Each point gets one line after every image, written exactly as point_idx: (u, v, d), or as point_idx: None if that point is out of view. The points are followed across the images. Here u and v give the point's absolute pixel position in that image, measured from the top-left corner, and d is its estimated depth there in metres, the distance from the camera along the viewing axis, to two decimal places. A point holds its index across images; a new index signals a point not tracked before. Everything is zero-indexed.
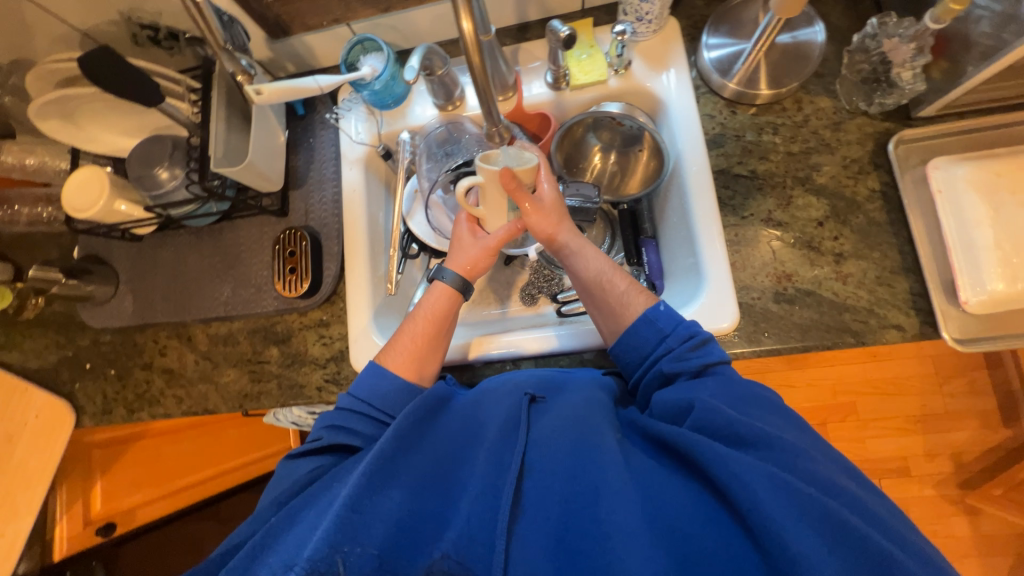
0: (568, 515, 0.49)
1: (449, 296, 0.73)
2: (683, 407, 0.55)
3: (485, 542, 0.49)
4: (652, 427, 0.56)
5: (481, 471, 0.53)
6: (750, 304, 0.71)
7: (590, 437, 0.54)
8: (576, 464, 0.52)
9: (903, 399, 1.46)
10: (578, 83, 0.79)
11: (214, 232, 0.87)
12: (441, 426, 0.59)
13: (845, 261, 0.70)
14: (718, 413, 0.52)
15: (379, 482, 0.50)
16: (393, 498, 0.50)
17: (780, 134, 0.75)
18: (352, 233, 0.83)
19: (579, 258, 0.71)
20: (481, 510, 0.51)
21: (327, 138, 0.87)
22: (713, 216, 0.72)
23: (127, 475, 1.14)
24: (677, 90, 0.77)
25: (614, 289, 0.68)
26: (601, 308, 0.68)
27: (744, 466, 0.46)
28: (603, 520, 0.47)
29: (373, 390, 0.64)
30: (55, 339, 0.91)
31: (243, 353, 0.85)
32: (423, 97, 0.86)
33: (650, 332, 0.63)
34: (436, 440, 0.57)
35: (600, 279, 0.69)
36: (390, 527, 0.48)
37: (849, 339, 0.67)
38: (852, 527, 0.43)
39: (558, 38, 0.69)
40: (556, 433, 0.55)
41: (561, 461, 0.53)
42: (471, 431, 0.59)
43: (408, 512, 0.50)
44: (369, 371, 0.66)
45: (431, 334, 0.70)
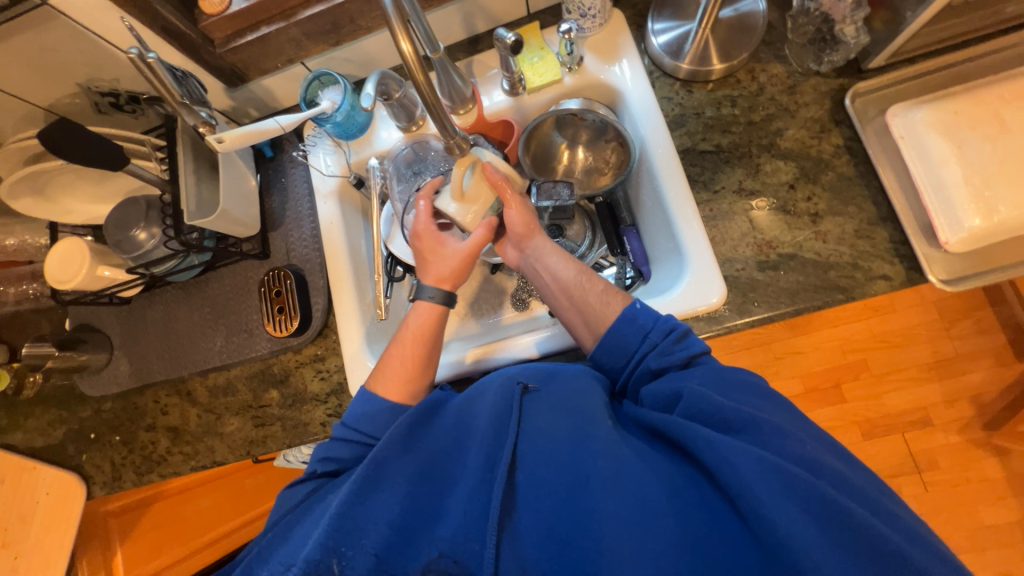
0: (558, 507, 0.49)
1: (432, 312, 0.72)
2: (672, 397, 0.55)
3: (477, 540, 0.49)
4: (644, 415, 0.55)
5: (472, 465, 0.53)
6: (735, 276, 0.71)
7: (586, 426, 0.53)
8: (572, 454, 0.51)
9: (912, 349, 1.45)
10: (533, 86, 0.80)
11: (200, 284, 0.88)
12: (433, 427, 0.58)
13: (822, 219, 0.70)
14: (708, 400, 0.51)
15: (369, 488, 0.51)
16: (387, 499, 0.51)
17: (738, 106, 0.75)
18: (335, 265, 0.83)
19: (556, 262, 0.72)
20: (471, 507, 0.50)
21: (299, 175, 0.88)
22: (685, 193, 0.72)
23: (146, 540, 1.15)
24: (631, 79, 0.78)
25: (594, 288, 0.68)
26: (582, 310, 0.68)
27: (734, 451, 0.45)
28: (594, 508, 0.47)
29: (363, 416, 0.64)
30: (58, 414, 0.91)
31: (244, 400, 0.85)
32: (386, 121, 0.87)
33: (632, 330, 0.62)
34: (426, 447, 0.56)
35: (580, 279, 0.69)
36: (383, 529, 0.49)
37: (839, 296, 0.67)
38: (844, 508, 0.42)
39: (505, 45, 0.69)
40: (550, 424, 0.54)
41: (551, 450, 0.52)
42: (461, 427, 0.57)
43: (400, 513, 0.50)
44: (359, 400, 0.66)
45: (420, 356, 0.69)
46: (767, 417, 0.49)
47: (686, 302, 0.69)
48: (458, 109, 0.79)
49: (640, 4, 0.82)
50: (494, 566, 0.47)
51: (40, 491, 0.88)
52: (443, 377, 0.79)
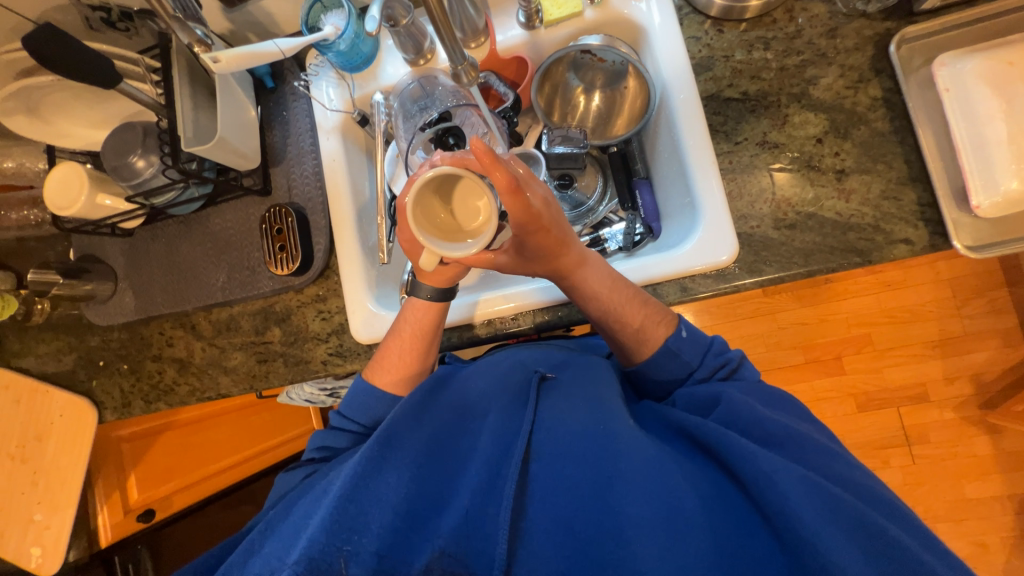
0: (580, 507, 0.49)
1: (427, 310, 0.68)
2: (710, 401, 0.56)
3: (490, 528, 0.49)
4: (671, 415, 0.56)
5: (484, 453, 0.53)
6: (749, 233, 0.68)
7: (607, 423, 0.53)
8: (593, 452, 0.51)
9: (920, 326, 1.44)
10: (551, 18, 0.74)
11: (201, 219, 0.86)
12: (442, 409, 0.58)
13: (847, 176, 0.66)
14: (748, 410, 0.52)
15: (379, 465, 0.51)
16: (391, 482, 0.50)
17: (771, 50, 0.69)
18: (337, 205, 0.81)
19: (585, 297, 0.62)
20: (481, 502, 0.50)
21: (300, 109, 0.84)
22: (705, 146, 0.68)
23: (158, 464, 1.13)
24: (658, 15, 0.72)
25: (626, 328, 0.62)
26: (614, 340, 0.64)
27: (776, 466, 0.45)
28: (618, 511, 0.47)
29: (365, 409, 0.66)
30: (67, 342, 0.93)
31: (247, 336, 0.86)
32: (393, 54, 0.82)
33: (676, 364, 0.61)
34: (437, 430, 0.56)
35: (609, 320, 0.62)
36: (388, 514, 0.48)
37: (855, 259, 0.65)
38: (886, 534, 0.42)
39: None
40: (570, 418, 0.55)
41: (570, 442, 0.52)
42: (471, 411, 0.58)
43: (406, 496, 0.50)
44: (359, 391, 0.67)
45: (419, 350, 0.68)
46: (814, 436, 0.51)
47: (696, 258, 0.67)
48: (470, 43, 0.75)
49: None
50: (504, 564, 0.47)
51: (54, 413, 0.91)
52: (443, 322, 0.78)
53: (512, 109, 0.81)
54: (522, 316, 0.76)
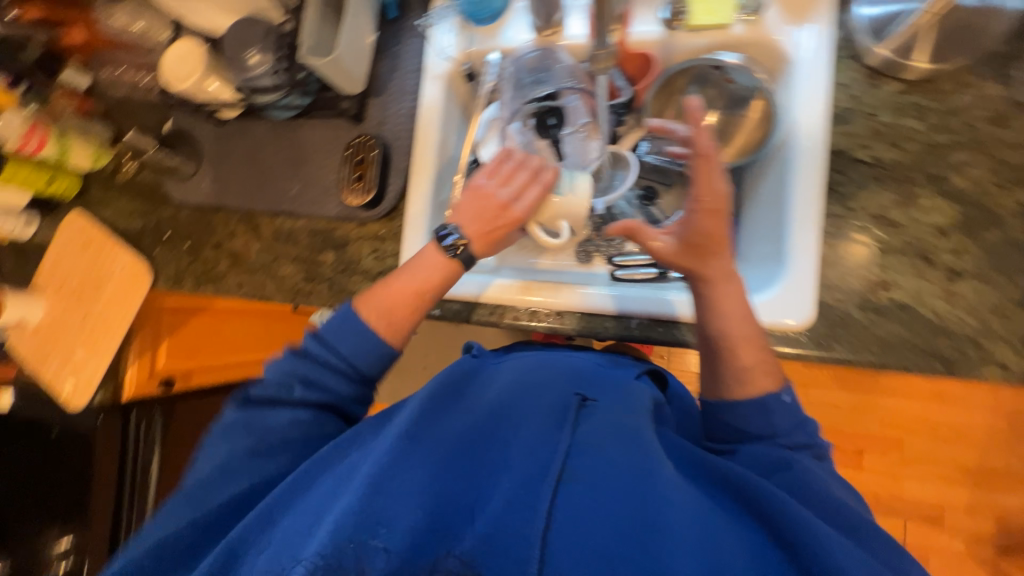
0: (625, 556, 0.42)
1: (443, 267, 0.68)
2: (780, 463, 0.55)
3: (517, 553, 0.42)
4: (709, 460, 0.53)
5: (514, 463, 0.49)
6: (830, 304, 0.64)
7: (646, 461, 0.50)
8: (633, 490, 0.47)
9: (956, 450, 1.35)
10: (698, 23, 0.69)
11: (291, 128, 0.88)
12: (473, 408, 0.56)
13: (960, 278, 0.60)
14: (818, 488, 0.51)
15: (405, 458, 0.48)
16: (416, 478, 0.47)
17: (923, 121, 0.64)
18: (421, 152, 0.81)
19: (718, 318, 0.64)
20: (508, 520, 0.44)
21: (414, 48, 0.83)
22: (816, 202, 0.64)
23: (185, 341, 1.19)
24: (811, 50, 0.67)
25: (736, 362, 0.62)
26: (713, 374, 0.64)
27: (832, 541, 0.43)
28: (667, 564, 0.41)
29: (352, 344, 0.62)
30: (142, 207, 0.99)
31: (301, 252, 0.88)
32: (521, 19, 0.80)
33: (762, 421, 0.59)
34: (467, 430, 0.53)
35: (722, 348, 0.63)
36: (411, 516, 0.44)
37: (938, 366, 0.60)
38: None
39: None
40: (607, 446, 0.51)
41: (608, 475, 0.48)
42: (505, 412, 0.56)
43: (429, 496, 0.46)
44: (350, 325, 0.63)
45: (419, 301, 0.67)
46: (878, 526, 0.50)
47: (763, 313, 0.65)
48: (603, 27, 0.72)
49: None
50: None
51: (115, 266, 0.98)
52: (490, 300, 0.80)
53: (623, 105, 0.80)
54: (567, 314, 0.79)
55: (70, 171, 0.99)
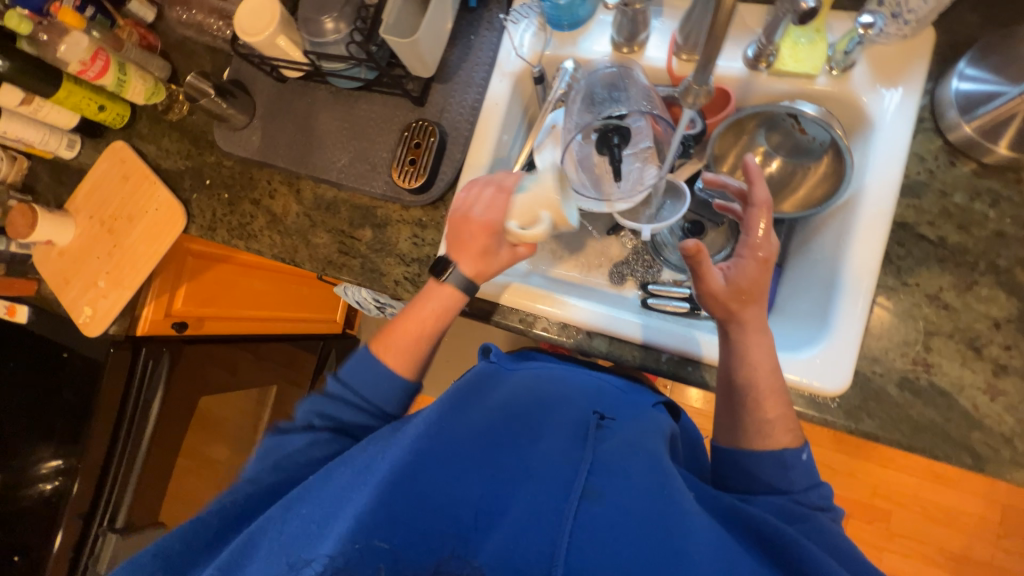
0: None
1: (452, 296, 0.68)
2: (795, 513, 0.55)
3: (533, 561, 0.44)
4: (735, 504, 0.52)
5: (536, 473, 0.51)
6: (867, 376, 0.63)
7: (668, 487, 0.50)
8: (653, 514, 0.47)
9: (944, 532, 1.34)
10: (782, 68, 0.68)
11: (351, 98, 0.88)
12: (500, 412, 0.59)
13: (1005, 375, 0.59)
14: (833, 539, 0.52)
15: (430, 455, 0.51)
16: (439, 475, 0.50)
17: (996, 208, 0.62)
18: (478, 148, 0.80)
19: (741, 362, 0.63)
20: (527, 528, 0.46)
21: (488, 41, 0.82)
22: (871, 272, 0.63)
23: (204, 288, 1.19)
24: (896, 116, 0.65)
25: (759, 413, 0.61)
26: (732, 417, 0.64)
27: None
28: None
29: (370, 386, 0.63)
30: (188, 149, 0.99)
31: (340, 224, 0.87)
32: (602, 29, 0.78)
33: (778, 473, 0.59)
34: (492, 433, 0.55)
35: (747, 397, 0.61)
36: (431, 510, 0.48)
37: (966, 459, 0.59)
38: None
39: (795, 10, 0.56)
40: (628, 466, 0.52)
41: (627, 495, 0.49)
42: (527, 424, 0.58)
43: (451, 494, 0.49)
44: (366, 365, 0.65)
45: (428, 332, 0.67)
46: None
47: (799, 374, 0.64)
48: (685, 54, 0.72)
49: (972, 28, 0.65)
50: None
51: (151, 204, 0.97)
52: (518, 305, 0.78)
53: (693, 138, 0.78)
54: (597, 335, 0.78)
55: (122, 101, 0.99)
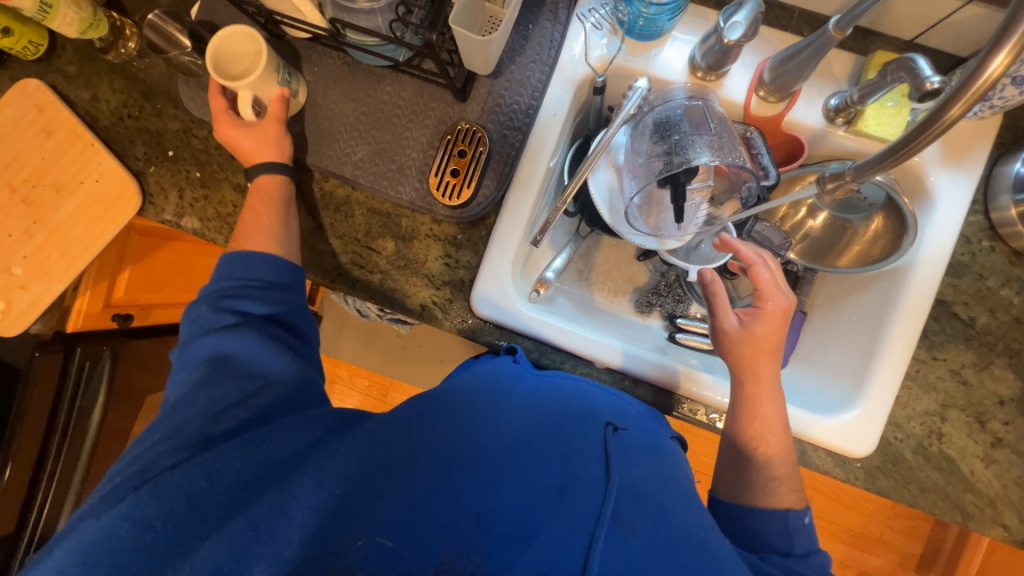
0: None
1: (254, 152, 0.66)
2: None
3: None
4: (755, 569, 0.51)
5: (563, 494, 0.45)
6: (888, 440, 0.68)
7: (697, 529, 0.46)
8: (682, 554, 0.43)
9: (850, 515, 1.57)
10: (863, 130, 0.65)
11: (373, 77, 0.73)
12: (526, 417, 0.53)
13: (1000, 447, 0.67)
14: None
15: (449, 468, 0.46)
16: (458, 487, 0.44)
17: (1020, 296, 0.67)
18: (529, 164, 0.70)
19: (749, 418, 0.62)
20: (549, 554, 0.40)
21: (549, 36, 0.71)
22: (908, 345, 0.66)
23: (152, 271, 0.99)
24: (955, 196, 0.66)
25: (766, 471, 0.60)
26: (733, 467, 0.62)
27: None
28: None
29: (239, 270, 0.59)
30: (138, 104, 0.77)
31: (353, 230, 0.74)
32: (680, 45, 0.70)
33: (779, 538, 0.56)
34: (517, 440, 0.49)
35: (755, 450, 0.61)
36: (443, 518, 0.43)
37: (957, 516, 0.67)
38: None
39: (917, 87, 0.52)
40: (656, 497, 0.47)
41: (657, 534, 0.43)
42: (552, 432, 0.51)
43: (465, 505, 0.44)
44: (245, 262, 0.60)
45: (259, 211, 0.65)
46: None
47: (834, 437, 0.67)
48: (765, 93, 0.67)
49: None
50: None
51: (88, 175, 0.75)
52: (560, 345, 0.72)
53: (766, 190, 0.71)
54: (641, 384, 0.74)
55: (36, 23, 0.74)
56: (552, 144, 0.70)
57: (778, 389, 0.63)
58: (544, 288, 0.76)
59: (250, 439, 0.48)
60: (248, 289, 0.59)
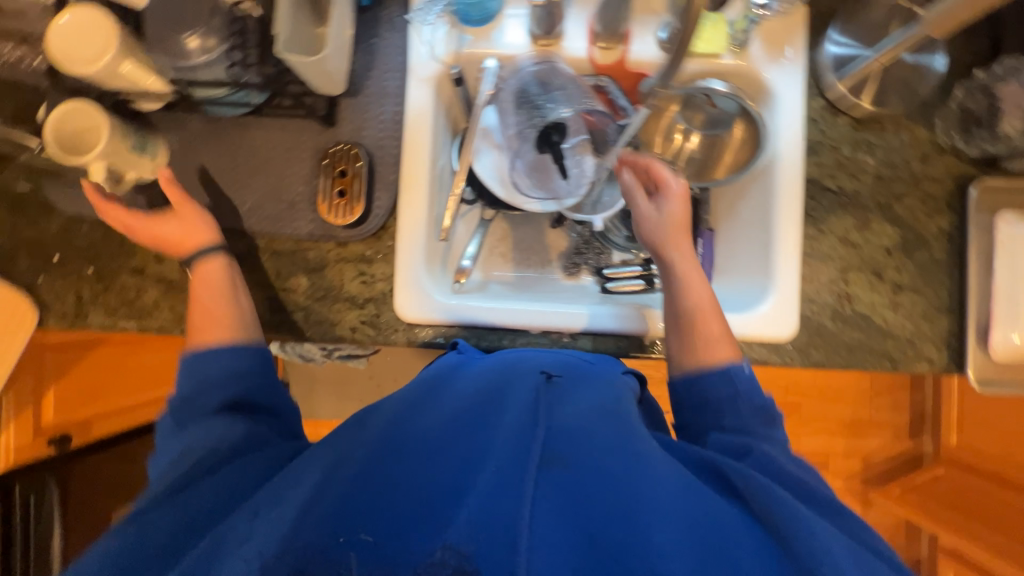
0: (600, 521, 0.42)
1: (193, 229, 0.67)
2: (739, 450, 0.53)
3: (498, 531, 0.40)
4: (698, 450, 0.52)
5: (498, 443, 0.47)
6: (809, 316, 0.73)
7: (628, 437, 0.49)
8: (615, 463, 0.46)
9: (838, 407, 1.65)
10: (696, 50, 0.73)
11: (238, 126, 0.73)
12: (460, 395, 0.55)
13: (901, 291, 0.73)
14: (780, 470, 0.50)
15: (389, 457, 0.47)
16: (399, 471, 0.46)
17: (873, 156, 0.74)
18: (413, 165, 0.73)
19: (681, 291, 0.65)
20: (491, 497, 0.42)
21: (394, 43, 0.74)
22: (795, 226, 0.72)
23: (82, 384, 0.96)
24: (790, 85, 0.73)
25: (706, 329, 0.62)
26: (680, 336, 0.64)
27: (825, 537, 0.42)
28: (643, 534, 0.41)
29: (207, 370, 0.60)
30: (10, 219, 0.74)
31: (263, 276, 0.74)
32: (516, 20, 0.75)
33: (725, 385, 0.58)
34: (452, 417, 0.52)
35: (693, 312, 0.63)
36: (389, 499, 0.43)
37: (886, 364, 0.72)
38: None
39: None
40: (589, 423, 0.50)
41: (592, 454, 0.46)
42: (491, 398, 0.53)
43: (407, 483, 0.45)
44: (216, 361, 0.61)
45: (226, 300, 0.65)
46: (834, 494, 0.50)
47: (760, 328, 0.71)
48: (604, 42, 0.73)
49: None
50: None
51: None
52: (495, 324, 0.74)
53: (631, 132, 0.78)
54: (580, 336, 0.76)
55: None
56: (431, 140, 0.74)
57: (692, 253, 0.67)
58: (465, 276, 0.79)
59: (187, 494, 0.49)
60: (205, 375, 0.60)
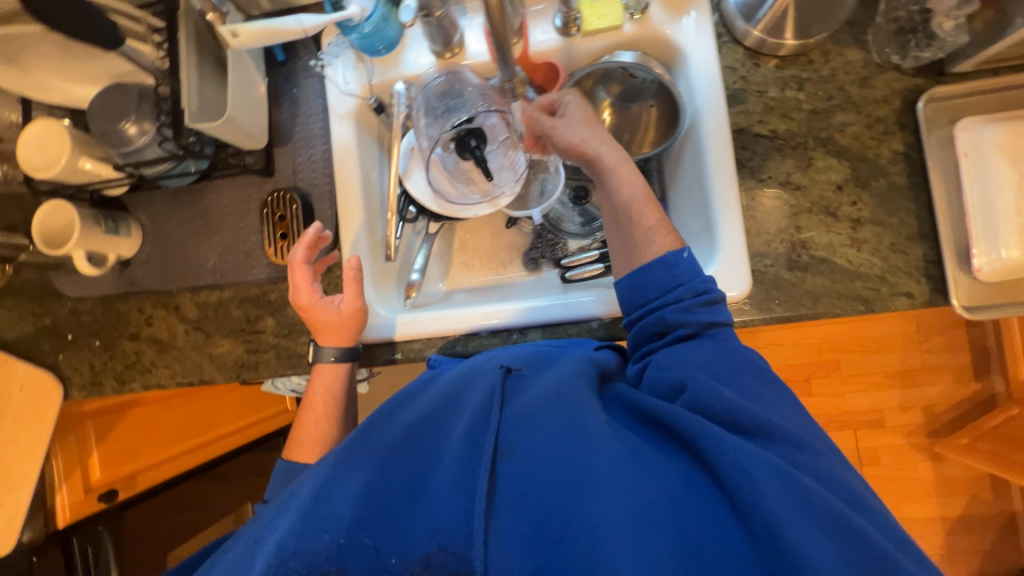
0: (557, 503, 0.41)
1: (354, 315, 0.71)
2: (675, 387, 0.52)
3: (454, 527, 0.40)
4: (641, 401, 0.51)
5: (453, 441, 0.46)
6: (762, 271, 0.69)
7: (579, 415, 0.48)
8: (570, 440, 0.45)
9: (882, 357, 1.51)
10: (590, 28, 0.71)
11: (193, 193, 0.81)
12: (418, 399, 0.55)
13: (862, 226, 0.68)
14: (718, 397, 0.48)
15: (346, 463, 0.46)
16: (354, 476, 0.44)
17: (804, 90, 0.70)
18: (345, 196, 0.77)
19: (614, 176, 0.64)
20: (448, 495, 0.42)
21: (313, 88, 0.79)
22: (731, 177, 0.69)
23: (123, 442, 1.07)
24: (699, 38, 0.71)
25: (642, 222, 0.62)
26: (623, 239, 0.63)
27: (746, 455, 0.42)
28: (595, 510, 0.40)
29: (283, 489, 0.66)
30: (30, 309, 0.86)
31: (236, 322, 0.81)
32: (417, 41, 0.78)
33: (665, 275, 0.59)
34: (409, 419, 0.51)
35: (630, 207, 0.63)
36: (344, 505, 0.42)
37: (859, 306, 0.67)
38: (851, 521, 0.40)
39: None
40: (544, 408, 0.49)
41: (548, 437, 0.46)
42: (447, 400, 0.53)
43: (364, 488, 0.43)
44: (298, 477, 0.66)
45: (332, 415, 0.71)
46: (775, 420, 0.48)
47: None
48: None
49: None
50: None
51: (11, 386, 0.84)
52: (445, 332, 0.76)
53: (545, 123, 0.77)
54: (530, 330, 0.77)
55: None
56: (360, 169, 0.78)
57: (615, 145, 0.65)
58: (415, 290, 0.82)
59: None
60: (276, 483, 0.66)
